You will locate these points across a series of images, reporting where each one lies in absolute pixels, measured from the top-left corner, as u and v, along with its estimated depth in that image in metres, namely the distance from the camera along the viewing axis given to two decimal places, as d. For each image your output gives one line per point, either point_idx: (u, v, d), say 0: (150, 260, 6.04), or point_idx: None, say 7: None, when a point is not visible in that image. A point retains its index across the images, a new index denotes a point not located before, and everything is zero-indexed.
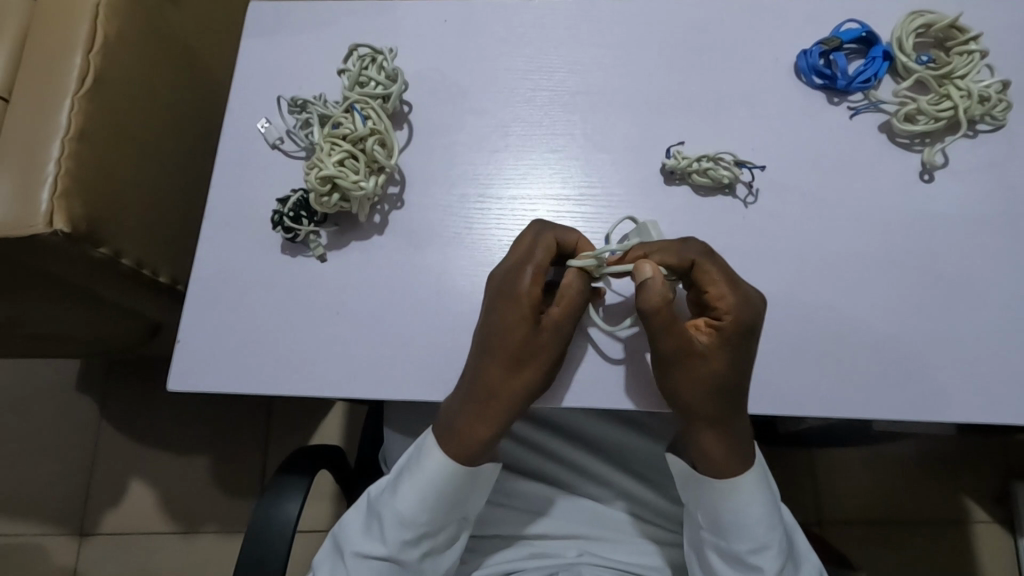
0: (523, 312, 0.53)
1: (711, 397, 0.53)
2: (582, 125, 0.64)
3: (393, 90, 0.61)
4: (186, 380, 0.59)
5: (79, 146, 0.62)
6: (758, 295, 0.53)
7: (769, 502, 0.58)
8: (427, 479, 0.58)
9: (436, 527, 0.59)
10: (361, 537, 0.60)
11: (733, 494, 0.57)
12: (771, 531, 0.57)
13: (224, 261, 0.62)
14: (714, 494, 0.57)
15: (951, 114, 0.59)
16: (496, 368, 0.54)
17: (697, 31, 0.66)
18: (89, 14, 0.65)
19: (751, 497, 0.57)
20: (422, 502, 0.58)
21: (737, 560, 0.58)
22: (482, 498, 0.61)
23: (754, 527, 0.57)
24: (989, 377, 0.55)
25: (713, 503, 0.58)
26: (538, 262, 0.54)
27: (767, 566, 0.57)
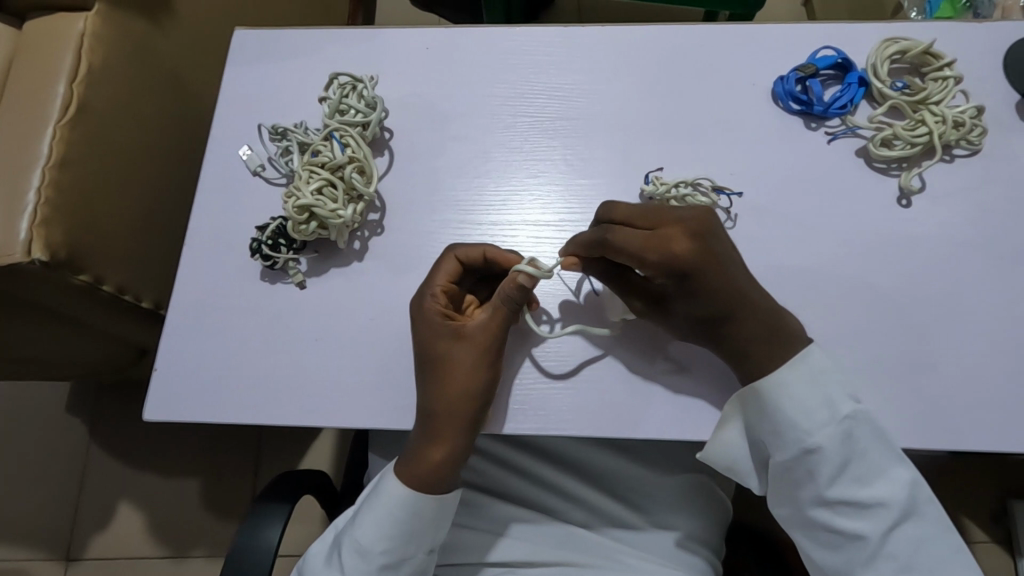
0: (434, 332, 0.55)
1: (747, 334, 0.52)
2: (563, 151, 0.64)
3: (372, 118, 0.61)
4: (164, 409, 0.58)
5: (59, 175, 0.62)
6: (679, 237, 0.52)
7: (820, 401, 0.52)
8: (382, 508, 0.57)
9: (396, 558, 0.57)
10: (322, 568, 0.59)
11: (772, 407, 0.53)
12: (819, 437, 0.52)
13: (205, 289, 0.61)
14: (759, 410, 0.53)
15: (926, 140, 0.59)
16: (428, 387, 0.55)
17: (676, 58, 0.67)
18: (74, 44, 0.66)
19: (799, 410, 0.52)
20: (380, 531, 0.57)
21: (793, 479, 0.54)
22: (447, 527, 0.60)
23: (798, 427, 0.52)
24: (967, 402, 0.55)
25: (760, 417, 0.53)
26: (432, 290, 0.56)
27: (816, 460, 0.52)
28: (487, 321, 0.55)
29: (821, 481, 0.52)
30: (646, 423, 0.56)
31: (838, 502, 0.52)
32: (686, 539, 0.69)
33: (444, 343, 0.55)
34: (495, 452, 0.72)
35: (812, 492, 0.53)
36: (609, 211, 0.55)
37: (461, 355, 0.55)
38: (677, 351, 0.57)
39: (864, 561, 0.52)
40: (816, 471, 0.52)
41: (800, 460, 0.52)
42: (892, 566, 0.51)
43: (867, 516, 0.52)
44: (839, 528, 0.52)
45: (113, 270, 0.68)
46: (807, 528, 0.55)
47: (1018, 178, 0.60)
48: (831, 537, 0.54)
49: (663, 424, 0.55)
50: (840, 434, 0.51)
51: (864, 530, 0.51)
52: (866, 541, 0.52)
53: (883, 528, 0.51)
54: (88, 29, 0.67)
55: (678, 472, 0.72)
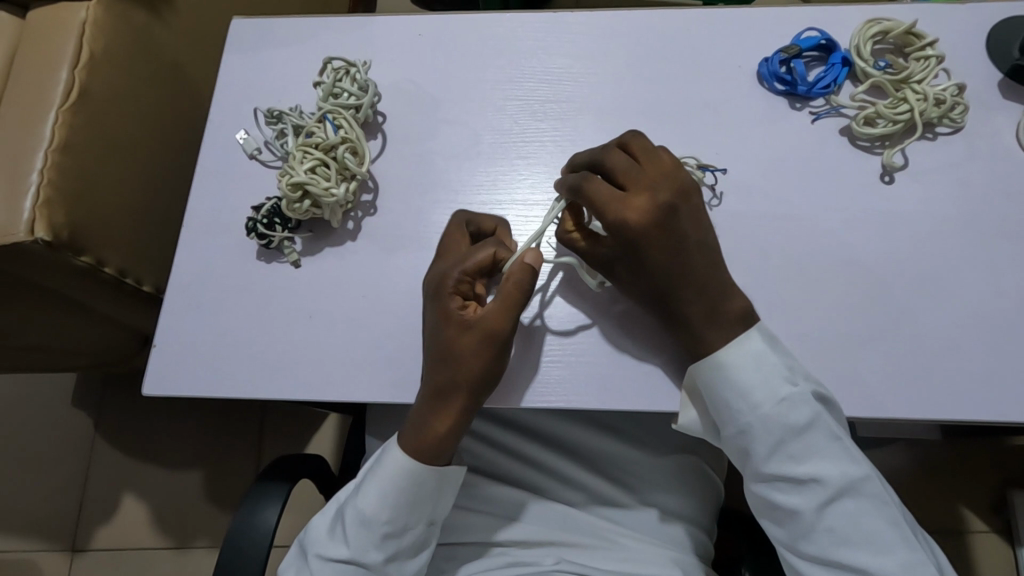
0: (451, 315, 0.55)
1: (690, 304, 0.54)
2: (551, 132, 0.66)
3: (365, 101, 0.63)
4: (163, 386, 0.60)
5: (61, 158, 0.64)
6: (644, 203, 0.54)
7: (755, 381, 0.53)
8: (386, 478, 0.58)
9: (400, 527, 0.59)
10: (324, 540, 0.60)
11: (713, 386, 0.54)
12: (751, 415, 0.53)
13: (203, 270, 0.63)
14: (708, 388, 0.54)
15: (908, 117, 0.60)
16: (439, 371, 0.55)
17: (664, 42, 0.68)
18: (76, 32, 0.68)
19: (735, 388, 0.53)
20: (383, 500, 0.58)
21: (735, 451, 0.55)
22: (449, 500, 0.61)
23: (733, 403, 0.54)
24: (948, 374, 0.55)
25: (704, 393, 0.55)
26: (457, 273, 0.56)
27: (751, 435, 0.53)
28: (504, 309, 0.55)
29: (757, 458, 0.54)
30: (633, 396, 0.57)
31: (773, 478, 0.53)
32: (677, 518, 0.70)
33: (456, 326, 0.55)
34: (486, 433, 0.74)
35: (750, 469, 0.55)
36: (598, 154, 0.56)
37: (475, 338, 0.55)
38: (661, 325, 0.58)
39: (804, 537, 0.53)
40: (752, 448, 0.54)
41: (737, 437, 0.54)
42: (828, 544, 0.52)
43: (804, 492, 0.52)
44: (778, 503, 0.53)
45: (113, 253, 0.70)
46: (753, 503, 0.56)
47: (1001, 155, 0.61)
48: (770, 512, 0.55)
49: (650, 397, 0.57)
50: (774, 412, 0.52)
51: (799, 505, 0.52)
52: (802, 516, 0.52)
53: (818, 505, 0.52)
54: (89, 17, 0.69)
55: (668, 452, 0.73)
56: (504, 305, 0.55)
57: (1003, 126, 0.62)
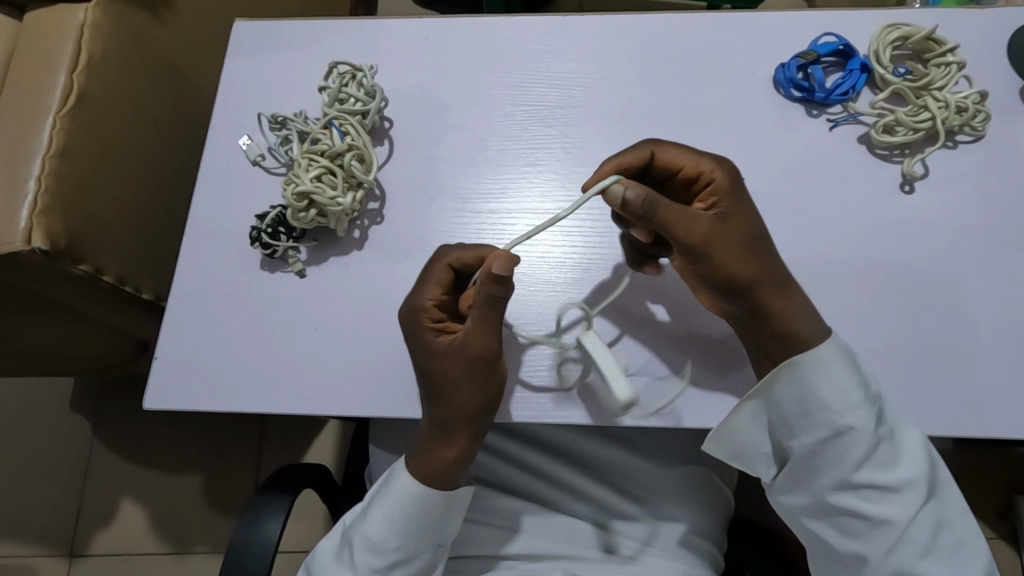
0: (431, 347, 0.54)
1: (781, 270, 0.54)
2: (562, 139, 0.64)
3: (372, 107, 0.61)
4: (164, 400, 0.58)
5: (59, 165, 0.62)
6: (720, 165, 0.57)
7: (853, 383, 0.51)
8: (393, 506, 0.57)
9: (408, 554, 0.58)
10: (331, 565, 0.60)
11: (804, 387, 0.52)
12: (853, 418, 0.51)
13: (205, 279, 0.61)
14: (793, 390, 0.52)
15: (929, 125, 0.59)
16: (437, 399, 0.55)
17: (677, 46, 0.66)
18: (74, 34, 0.66)
19: (832, 389, 0.51)
20: (390, 528, 0.57)
21: (815, 458, 0.53)
22: (457, 523, 0.60)
23: (827, 406, 0.51)
24: (970, 389, 0.54)
25: (789, 395, 0.52)
26: (428, 301, 0.55)
27: (846, 440, 0.51)
28: (482, 328, 0.52)
29: (850, 464, 0.52)
30: (646, 410, 0.55)
31: (862, 486, 0.52)
32: (689, 531, 0.69)
33: (435, 354, 0.54)
34: (494, 444, 0.72)
35: (839, 477, 0.52)
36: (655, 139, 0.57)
37: (457, 361, 0.53)
38: (675, 338, 0.57)
39: (885, 546, 0.52)
40: (844, 453, 0.52)
41: (830, 441, 0.52)
42: (912, 553, 0.52)
43: (893, 500, 0.52)
44: (864, 512, 0.52)
45: (112, 261, 0.68)
46: (825, 513, 0.54)
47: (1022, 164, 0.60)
48: (849, 523, 0.53)
49: (665, 413, 0.55)
50: (872, 417, 0.51)
51: (890, 515, 0.51)
52: (892, 525, 0.51)
53: (909, 513, 0.51)
54: (87, 19, 0.67)
55: (679, 464, 0.71)
56: (482, 324, 0.52)
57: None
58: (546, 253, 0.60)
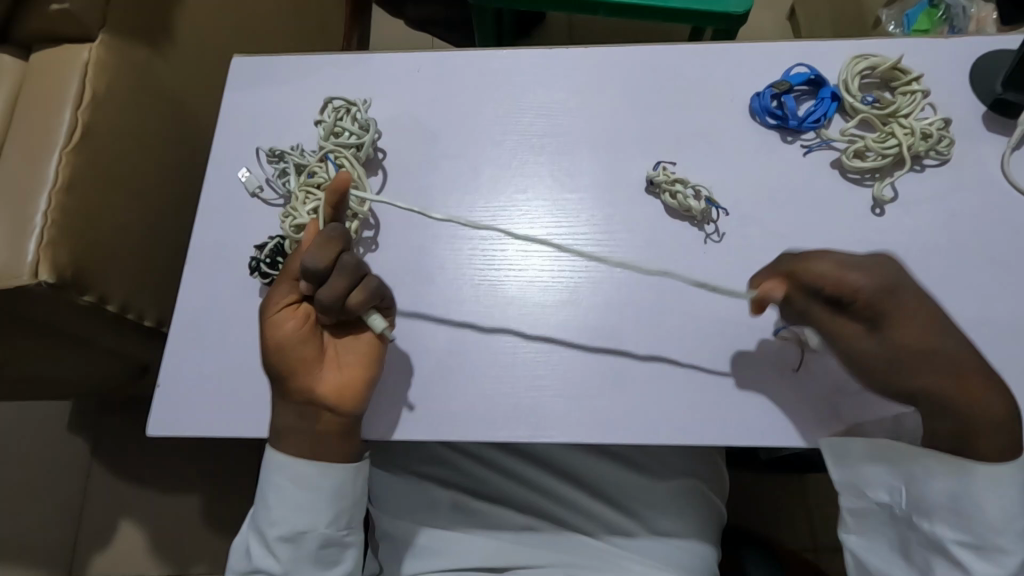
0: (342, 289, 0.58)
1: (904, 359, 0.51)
2: (549, 165, 0.67)
3: (366, 139, 0.64)
4: (167, 425, 0.60)
5: (64, 200, 0.64)
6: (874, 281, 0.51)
7: (1007, 482, 0.52)
8: (273, 483, 0.59)
9: (294, 532, 0.59)
10: (244, 555, 0.63)
11: (958, 468, 0.52)
12: (985, 508, 0.52)
13: (206, 307, 0.63)
14: (946, 461, 0.53)
15: (896, 151, 0.61)
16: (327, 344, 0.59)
17: (657, 76, 0.69)
18: (78, 73, 0.69)
19: (985, 478, 0.52)
20: (276, 508, 0.59)
21: (928, 525, 0.55)
22: (345, 494, 0.60)
23: (971, 489, 0.52)
24: None
25: (940, 466, 0.53)
26: None
27: (963, 522, 0.53)
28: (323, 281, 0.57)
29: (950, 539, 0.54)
30: (632, 426, 0.58)
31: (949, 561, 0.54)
32: (682, 543, 0.71)
33: None
34: (494, 459, 0.74)
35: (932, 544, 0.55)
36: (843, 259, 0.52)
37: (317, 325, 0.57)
38: (660, 356, 0.59)
39: None
40: (950, 531, 0.54)
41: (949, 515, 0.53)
42: None
43: None
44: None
45: (115, 289, 0.70)
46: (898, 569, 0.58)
47: (986, 185, 0.63)
48: None
49: (652, 427, 0.57)
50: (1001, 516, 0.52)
51: None
52: None
53: None
54: (91, 58, 0.70)
55: (669, 476, 0.73)
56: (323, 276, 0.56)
57: (987, 156, 0.63)
58: (534, 279, 0.63)
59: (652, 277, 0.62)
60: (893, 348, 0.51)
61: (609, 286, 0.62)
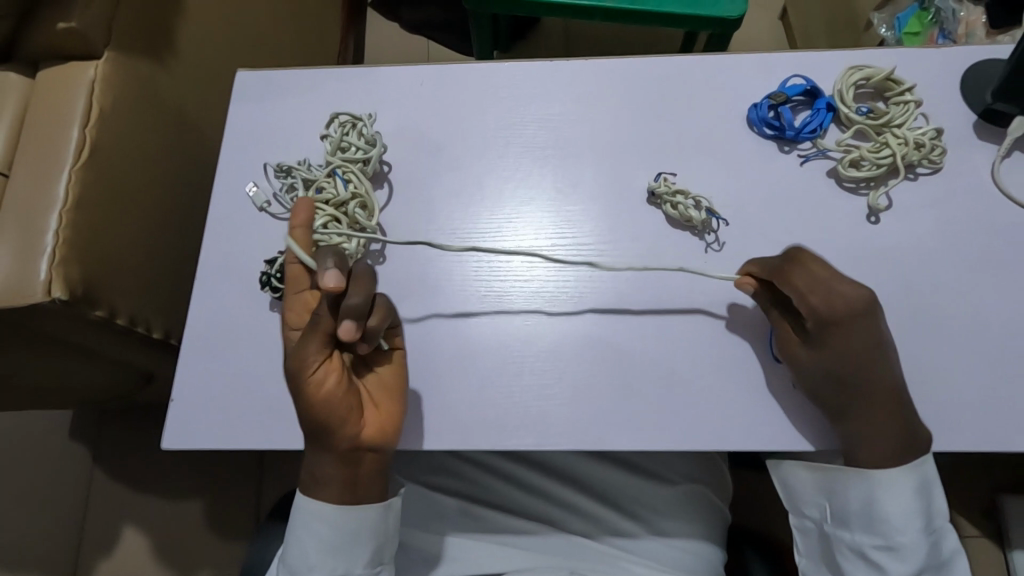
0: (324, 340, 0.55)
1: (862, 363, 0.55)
2: (552, 177, 0.68)
3: (373, 154, 0.65)
4: (181, 438, 0.61)
5: (74, 217, 0.65)
6: (839, 289, 0.55)
7: (915, 503, 0.58)
8: (306, 528, 0.60)
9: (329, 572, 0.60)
10: None
11: (874, 497, 0.58)
12: (902, 529, 0.58)
13: (216, 321, 0.64)
14: (861, 488, 0.58)
15: (891, 161, 0.63)
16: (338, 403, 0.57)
17: (658, 87, 0.71)
18: (86, 90, 0.69)
19: (894, 504, 0.58)
20: (310, 550, 0.60)
21: (861, 555, 0.60)
22: (379, 534, 0.61)
23: (888, 513, 0.58)
24: (936, 405, 0.58)
25: (857, 494, 0.59)
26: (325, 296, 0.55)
27: (889, 546, 0.59)
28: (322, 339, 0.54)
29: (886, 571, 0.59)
30: (638, 432, 0.59)
31: None
32: (684, 545, 0.72)
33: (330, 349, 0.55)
34: (498, 467, 0.76)
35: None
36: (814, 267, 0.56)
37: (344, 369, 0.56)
38: (664, 365, 0.61)
39: None
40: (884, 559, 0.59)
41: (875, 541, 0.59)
42: None
43: None
44: None
45: (124, 303, 0.71)
46: None
47: (978, 193, 0.64)
48: None
49: (658, 433, 0.59)
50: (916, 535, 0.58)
51: None
52: None
53: None
54: (98, 75, 0.70)
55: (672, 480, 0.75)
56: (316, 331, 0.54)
57: (979, 165, 0.65)
58: (539, 290, 0.64)
59: (654, 286, 0.63)
60: (815, 377, 0.56)
61: (614, 295, 0.63)
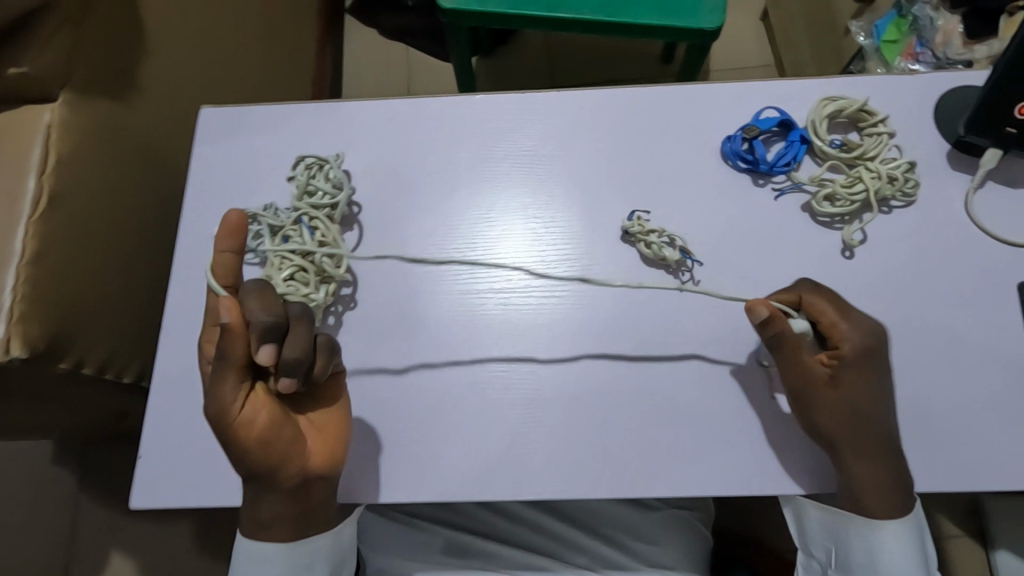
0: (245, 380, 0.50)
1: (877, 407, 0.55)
2: (526, 214, 0.67)
3: (340, 198, 0.63)
4: (150, 496, 0.60)
5: (33, 271, 0.63)
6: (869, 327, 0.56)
7: (917, 552, 0.58)
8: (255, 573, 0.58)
9: None
10: None
11: (878, 544, 0.58)
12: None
13: (185, 373, 0.63)
14: (866, 534, 0.58)
15: (864, 197, 0.63)
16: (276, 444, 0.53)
17: (631, 119, 0.70)
18: (41, 137, 0.66)
19: (898, 554, 0.57)
20: None
21: None
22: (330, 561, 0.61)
23: (892, 563, 0.58)
24: (913, 443, 0.58)
25: (862, 540, 0.58)
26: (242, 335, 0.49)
27: None
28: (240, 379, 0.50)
29: None
30: (616, 478, 0.58)
31: None
32: None
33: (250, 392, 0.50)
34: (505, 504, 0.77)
35: None
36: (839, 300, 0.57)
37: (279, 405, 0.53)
38: (641, 408, 0.60)
39: None
40: None
41: None
42: None
43: None
44: None
45: (92, 352, 0.70)
46: None
47: (952, 224, 0.64)
48: None
49: (637, 479, 0.58)
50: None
51: None
52: None
53: None
54: (53, 120, 0.67)
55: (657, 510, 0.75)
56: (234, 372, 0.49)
57: (953, 196, 0.65)
58: (515, 332, 0.63)
59: (629, 327, 0.62)
60: (826, 408, 0.55)
61: (591, 338, 0.62)
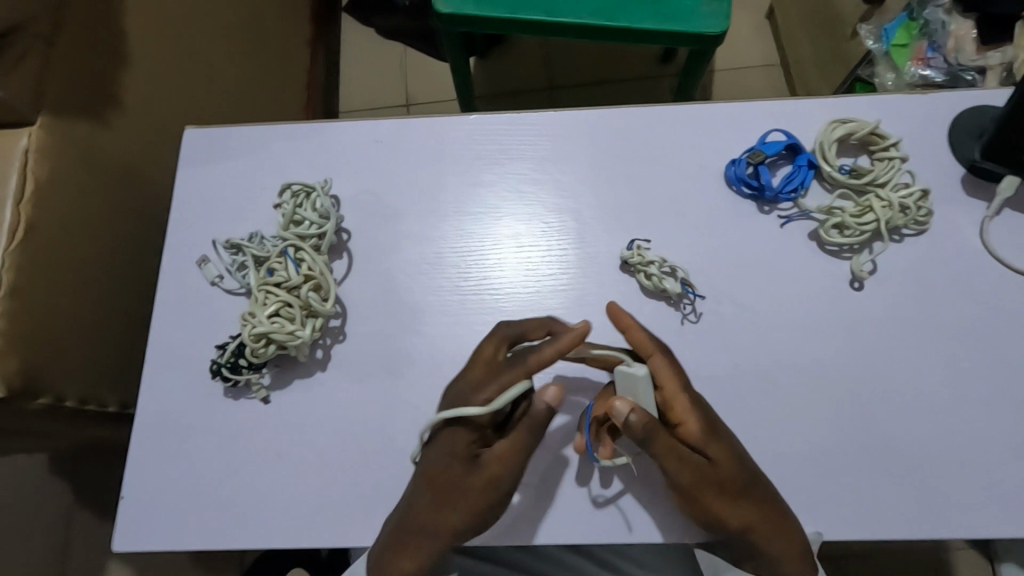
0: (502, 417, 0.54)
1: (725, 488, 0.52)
2: (520, 242, 0.65)
3: (327, 228, 0.61)
4: (130, 539, 0.58)
5: (9, 306, 0.60)
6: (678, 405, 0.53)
7: None
8: None
9: None
10: None
11: None
12: None
13: (167, 409, 0.61)
14: None
15: (874, 226, 0.60)
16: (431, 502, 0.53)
17: (629, 141, 0.67)
18: (17, 163, 0.63)
19: None
20: None
21: None
22: None
23: None
24: (925, 486, 0.55)
25: None
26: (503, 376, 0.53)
27: None
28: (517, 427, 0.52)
29: None
30: (613, 523, 0.56)
31: None
32: None
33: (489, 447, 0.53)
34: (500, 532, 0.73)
35: None
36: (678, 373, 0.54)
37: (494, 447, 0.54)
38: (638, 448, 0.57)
39: None
40: None
41: None
42: None
43: None
44: None
45: (72, 385, 0.68)
46: None
47: (964, 252, 0.61)
48: None
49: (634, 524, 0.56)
50: None
51: None
52: None
53: None
54: (30, 144, 0.64)
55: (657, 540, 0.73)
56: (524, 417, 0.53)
57: (965, 223, 0.62)
58: None
59: None
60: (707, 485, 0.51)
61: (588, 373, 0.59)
